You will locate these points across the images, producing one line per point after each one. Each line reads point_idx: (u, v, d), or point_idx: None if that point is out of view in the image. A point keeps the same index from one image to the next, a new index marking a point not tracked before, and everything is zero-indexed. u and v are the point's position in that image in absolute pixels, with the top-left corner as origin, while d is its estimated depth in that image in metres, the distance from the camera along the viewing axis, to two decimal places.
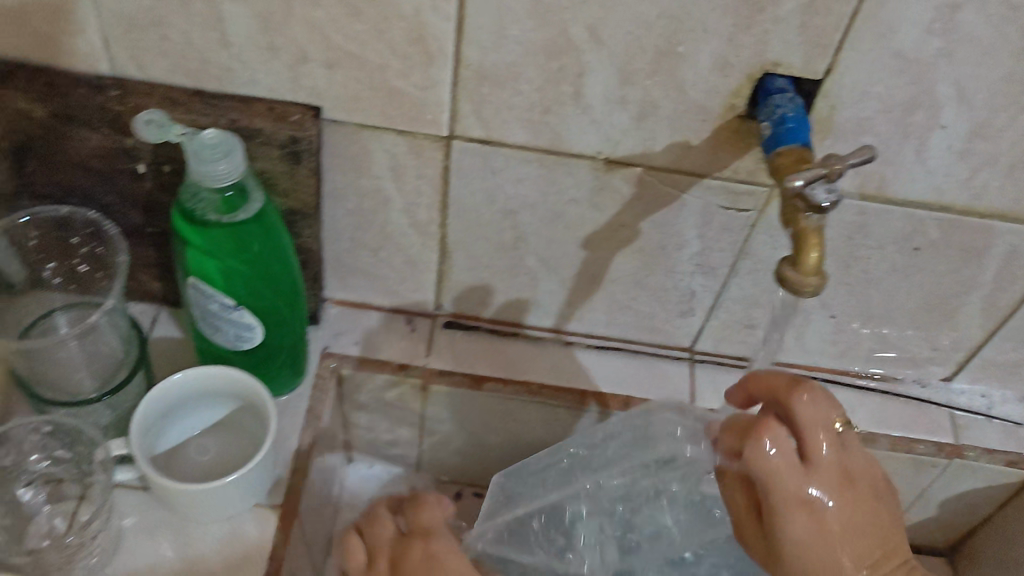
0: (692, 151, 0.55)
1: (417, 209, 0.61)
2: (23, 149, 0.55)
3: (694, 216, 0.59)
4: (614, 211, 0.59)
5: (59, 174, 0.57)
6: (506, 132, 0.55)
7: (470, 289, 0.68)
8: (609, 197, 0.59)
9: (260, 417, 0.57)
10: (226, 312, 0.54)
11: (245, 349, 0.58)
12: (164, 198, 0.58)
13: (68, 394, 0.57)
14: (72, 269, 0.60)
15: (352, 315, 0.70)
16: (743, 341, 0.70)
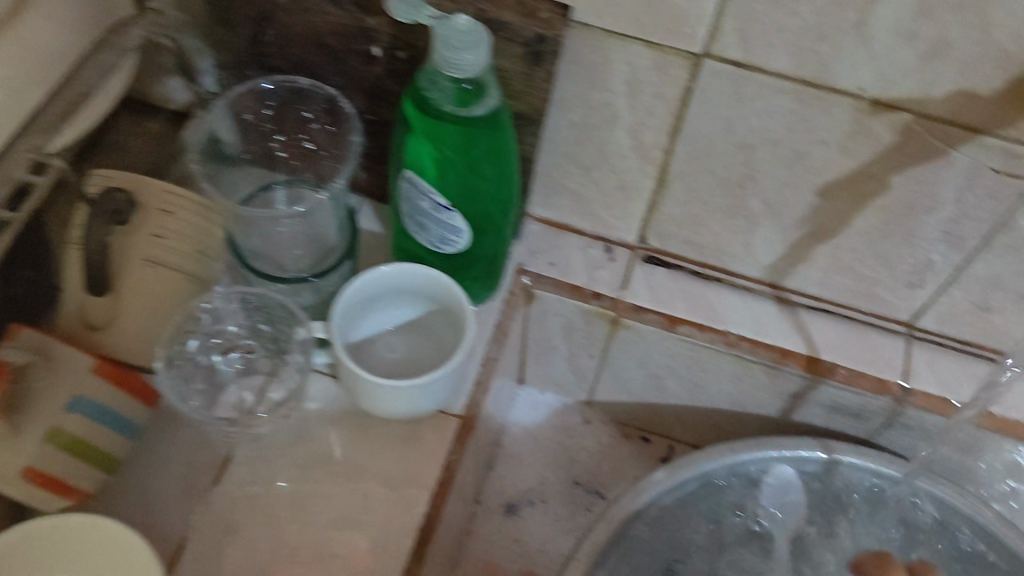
0: (971, 101, 0.64)
1: (645, 132, 0.74)
2: (263, 21, 0.70)
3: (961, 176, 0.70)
4: (864, 156, 0.70)
5: (292, 48, 0.72)
6: (768, 57, 0.64)
7: (678, 219, 0.83)
8: (862, 140, 0.69)
9: (453, 325, 0.71)
10: (436, 210, 0.65)
11: (448, 250, 0.69)
12: (387, 83, 0.72)
13: (275, 265, 0.76)
14: (298, 143, 0.79)
15: (553, 234, 0.90)
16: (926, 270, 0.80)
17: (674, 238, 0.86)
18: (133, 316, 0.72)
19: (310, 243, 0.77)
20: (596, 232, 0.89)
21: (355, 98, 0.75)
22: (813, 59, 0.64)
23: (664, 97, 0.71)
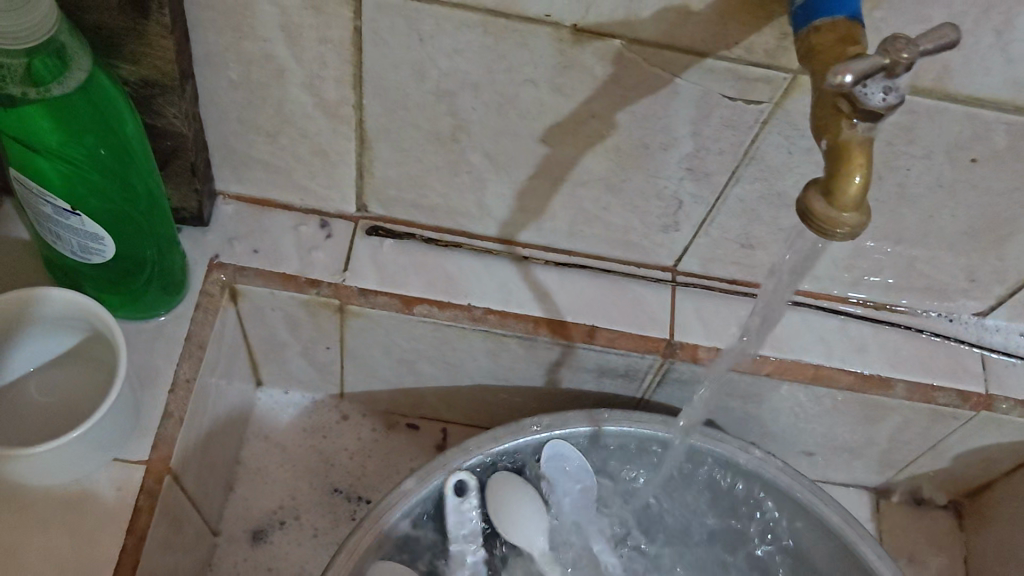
0: (689, 20, 0.46)
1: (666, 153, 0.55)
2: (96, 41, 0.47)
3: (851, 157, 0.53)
4: (809, 139, 0.52)
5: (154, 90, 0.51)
6: (634, 19, 0.46)
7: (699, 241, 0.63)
8: (782, 120, 0.51)
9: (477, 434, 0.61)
10: None
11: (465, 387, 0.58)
12: (316, 128, 0.56)
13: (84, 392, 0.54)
14: (193, 199, 0.60)
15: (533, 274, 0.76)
16: (930, 276, 0.63)
17: (700, 253, 0.64)
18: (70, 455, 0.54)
19: (306, 324, 0.64)
20: (623, 267, 0.66)
21: (283, 157, 0.59)
22: (898, 167, 0.53)
23: (708, 215, 0.60)
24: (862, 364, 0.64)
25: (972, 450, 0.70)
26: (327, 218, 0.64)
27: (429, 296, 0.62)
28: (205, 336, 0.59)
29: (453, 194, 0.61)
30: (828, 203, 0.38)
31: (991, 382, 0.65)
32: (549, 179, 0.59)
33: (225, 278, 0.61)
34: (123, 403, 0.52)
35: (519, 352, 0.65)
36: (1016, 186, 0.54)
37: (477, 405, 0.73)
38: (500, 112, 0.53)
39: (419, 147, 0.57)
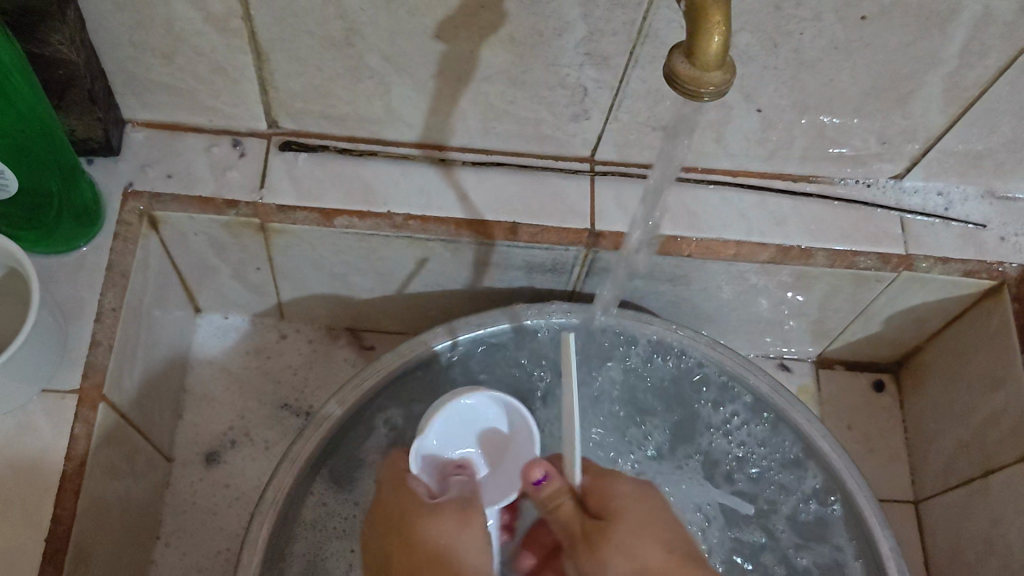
0: None
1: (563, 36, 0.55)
2: None
3: (742, 26, 0.53)
4: None
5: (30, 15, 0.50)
6: None
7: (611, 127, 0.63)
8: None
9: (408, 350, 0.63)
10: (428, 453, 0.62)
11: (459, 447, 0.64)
12: (211, 45, 0.56)
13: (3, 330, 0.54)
14: (97, 128, 0.59)
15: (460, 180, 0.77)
16: (841, 143, 0.64)
17: (615, 140, 0.64)
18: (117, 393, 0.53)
19: (232, 245, 0.65)
20: (540, 161, 0.66)
21: (185, 79, 0.59)
22: (792, 32, 0.53)
23: (615, 99, 0.60)
24: (782, 236, 0.65)
25: (901, 312, 0.71)
26: (240, 138, 0.64)
27: (348, 206, 0.62)
28: (127, 265, 0.60)
29: (360, 101, 0.61)
30: (693, 64, 0.38)
31: (909, 243, 0.66)
32: (451, 77, 0.58)
33: (142, 206, 0.61)
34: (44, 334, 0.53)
35: (445, 254, 0.65)
36: (911, 41, 0.54)
37: (416, 312, 0.74)
38: (390, 11, 0.53)
39: (316, 55, 0.57)
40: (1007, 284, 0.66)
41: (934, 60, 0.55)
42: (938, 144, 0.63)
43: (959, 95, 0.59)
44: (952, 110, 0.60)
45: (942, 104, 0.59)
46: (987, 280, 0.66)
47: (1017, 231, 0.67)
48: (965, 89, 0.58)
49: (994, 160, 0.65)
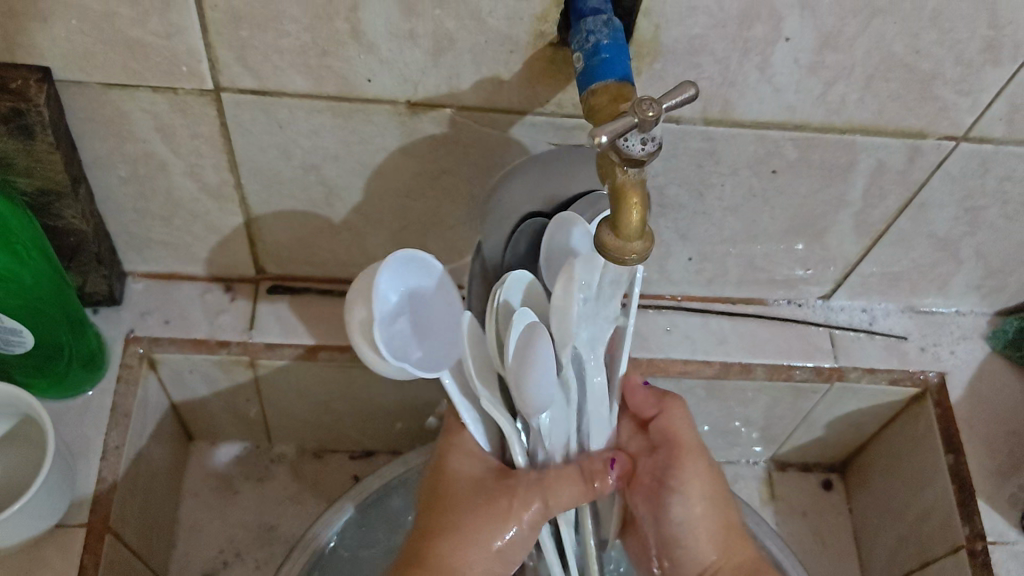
0: (503, 88, 0.54)
1: None
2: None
3: (670, 178, 0.61)
4: None
5: (47, 197, 0.57)
6: (455, 92, 0.54)
7: None
8: None
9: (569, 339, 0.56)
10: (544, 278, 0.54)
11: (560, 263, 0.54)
12: (207, 209, 0.63)
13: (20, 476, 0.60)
14: (103, 283, 0.66)
15: None
16: (770, 271, 0.72)
17: None
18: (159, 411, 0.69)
19: (223, 381, 0.71)
20: None
21: (183, 238, 0.66)
22: (715, 183, 0.61)
23: None
24: (724, 354, 0.72)
25: (840, 418, 0.78)
26: (230, 284, 0.71)
27: (328, 342, 0.69)
28: (129, 405, 0.65)
29: (339, 249, 0.68)
30: (616, 235, 0.46)
31: (839, 356, 0.73)
32: (420, 228, 0.66)
33: (142, 349, 0.67)
34: (56, 477, 0.58)
35: (419, 382, 0.72)
36: (819, 188, 0.62)
37: (394, 434, 0.79)
38: (364, 177, 0.61)
39: (300, 214, 0.64)
40: (929, 391, 0.73)
41: (840, 203, 0.64)
42: (855, 270, 0.71)
43: (868, 228, 0.66)
44: (864, 240, 0.68)
45: (855, 236, 0.67)
46: (911, 388, 0.73)
47: (935, 342, 0.75)
48: (873, 224, 0.66)
49: (908, 280, 0.73)
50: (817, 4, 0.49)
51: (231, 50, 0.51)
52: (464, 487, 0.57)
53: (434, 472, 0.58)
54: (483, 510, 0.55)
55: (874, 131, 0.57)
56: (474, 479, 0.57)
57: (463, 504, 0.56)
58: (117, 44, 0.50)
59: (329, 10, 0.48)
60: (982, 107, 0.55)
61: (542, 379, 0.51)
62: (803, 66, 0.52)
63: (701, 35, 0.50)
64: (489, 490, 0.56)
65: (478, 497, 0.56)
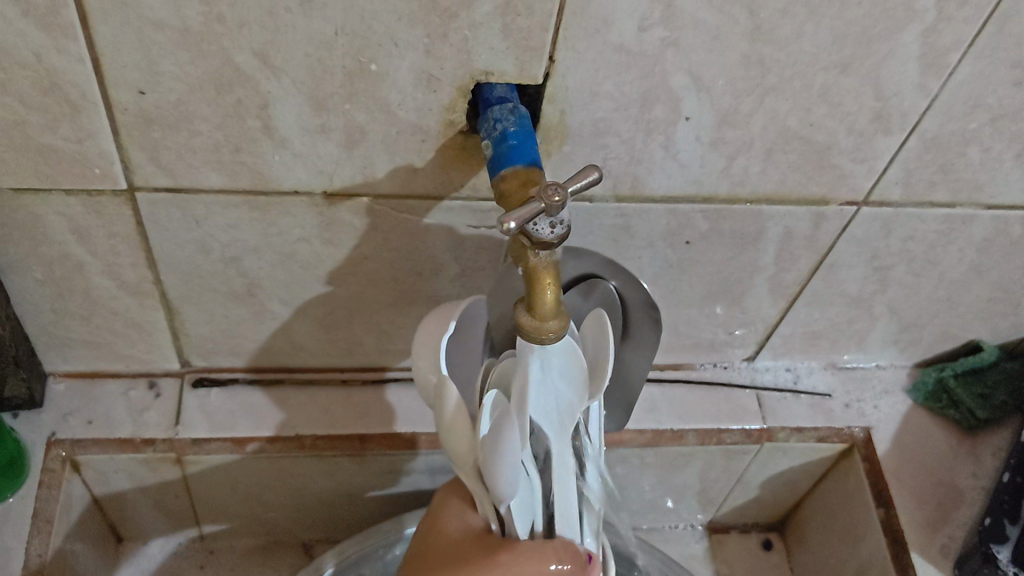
0: (417, 174, 0.55)
1: (440, 276, 0.63)
2: None
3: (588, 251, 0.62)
4: None
5: None
6: (371, 182, 0.55)
7: None
8: None
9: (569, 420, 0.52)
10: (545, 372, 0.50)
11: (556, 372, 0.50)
12: (127, 308, 0.63)
13: None
14: (23, 386, 0.65)
15: None
16: (694, 337, 0.73)
17: None
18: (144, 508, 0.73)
19: (151, 479, 0.69)
20: None
21: (104, 337, 0.65)
22: (632, 256, 0.63)
23: None
24: (653, 420, 0.73)
25: (773, 477, 0.79)
26: (155, 379, 0.70)
27: (256, 434, 0.68)
28: (51, 511, 0.64)
29: (266, 339, 0.67)
30: (532, 316, 0.46)
31: (767, 417, 0.74)
32: (345, 313, 0.66)
33: (64, 452, 0.66)
34: None
35: (353, 467, 0.71)
36: (733, 255, 0.64)
37: (330, 520, 0.78)
38: (285, 267, 0.61)
39: (223, 306, 0.64)
40: (856, 446, 0.75)
41: (754, 269, 0.66)
42: (776, 331, 0.73)
43: (784, 291, 0.68)
44: (782, 302, 0.70)
45: (772, 298, 0.69)
46: (839, 444, 0.75)
47: (858, 398, 0.77)
48: (788, 287, 0.68)
49: (828, 338, 0.75)
50: (712, 86, 0.51)
51: (143, 150, 0.51)
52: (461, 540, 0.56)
53: (432, 526, 0.59)
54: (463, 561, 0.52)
55: (779, 200, 0.59)
56: (466, 533, 0.56)
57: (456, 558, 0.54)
58: (27, 150, 0.50)
59: (239, 109, 0.49)
60: (878, 173, 0.58)
61: (514, 471, 0.49)
62: (705, 143, 0.54)
63: (605, 118, 0.52)
64: (463, 548, 0.54)
65: (460, 551, 0.54)
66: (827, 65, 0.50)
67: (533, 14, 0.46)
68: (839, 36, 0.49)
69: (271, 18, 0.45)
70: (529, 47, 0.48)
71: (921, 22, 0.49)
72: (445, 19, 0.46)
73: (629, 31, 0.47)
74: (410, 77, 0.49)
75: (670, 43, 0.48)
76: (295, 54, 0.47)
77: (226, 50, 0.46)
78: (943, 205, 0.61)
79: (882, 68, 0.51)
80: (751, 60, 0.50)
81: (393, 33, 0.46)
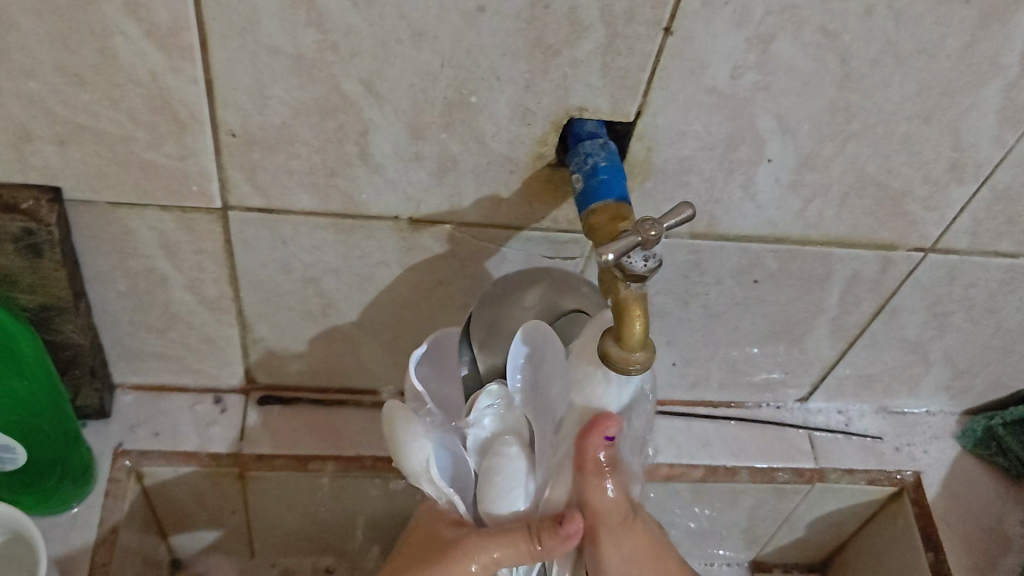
0: (502, 204, 0.56)
1: None
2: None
3: (657, 285, 0.63)
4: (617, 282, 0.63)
5: (48, 310, 0.58)
6: (456, 210, 0.56)
7: None
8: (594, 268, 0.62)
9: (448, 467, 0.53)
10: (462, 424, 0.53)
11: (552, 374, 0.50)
12: (204, 323, 0.64)
13: None
14: (97, 394, 0.66)
15: None
16: (748, 376, 0.74)
17: None
18: (199, 524, 0.74)
19: (209, 492, 0.70)
20: None
21: (176, 351, 0.66)
22: (699, 291, 0.65)
23: None
24: (708, 457, 0.73)
25: (821, 518, 0.79)
26: (220, 394, 0.71)
27: (319, 453, 0.69)
28: (116, 520, 0.65)
29: (331, 360, 0.69)
30: (620, 347, 0.47)
31: (819, 457, 0.75)
32: (412, 337, 0.67)
33: (130, 463, 0.67)
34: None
35: (408, 490, 0.72)
36: (799, 296, 0.65)
37: (379, 543, 0.78)
38: (361, 289, 0.62)
39: (296, 326, 0.65)
40: (906, 489, 0.75)
41: (817, 310, 0.67)
42: (831, 373, 0.74)
43: (843, 332, 0.69)
44: (840, 344, 0.71)
45: (831, 339, 0.70)
46: (889, 486, 0.75)
47: (909, 442, 0.78)
48: (847, 329, 0.69)
49: (881, 382, 0.76)
50: (797, 129, 0.52)
51: (242, 171, 0.53)
52: (406, 565, 0.57)
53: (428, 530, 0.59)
54: (468, 541, 0.53)
55: (849, 243, 0.60)
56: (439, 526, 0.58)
57: (420, 570, 0.55)
58: (131, 166, 0.52)
59: (340, 134, 0.51)
60: (948, 221, 0.59)
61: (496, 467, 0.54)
62: (783, 185, 0.56)
63: (689, 157, 0.54)
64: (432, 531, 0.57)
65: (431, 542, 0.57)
66: (910, 114, 0.52)
67: (633, 54, 0.48)
68: (924, 87, 0.50)
69: (382, 49, 0.46)
70: (625, 86, 0.49)
71: (1005, 76, 0.50)
72: (548, 57, 0.47)
73: (723, 75, 0.49)
74: (507, 111, 0.50)
75: (760, 87, 0.50)
76: (400, 84, 0.48)
77: (335, 78, 0.48)
78: (1008, 255, 0.62)
79: (962, 119, 0.52)
80: (837, 106, 0.51)
81: (497, 68, 0.48)
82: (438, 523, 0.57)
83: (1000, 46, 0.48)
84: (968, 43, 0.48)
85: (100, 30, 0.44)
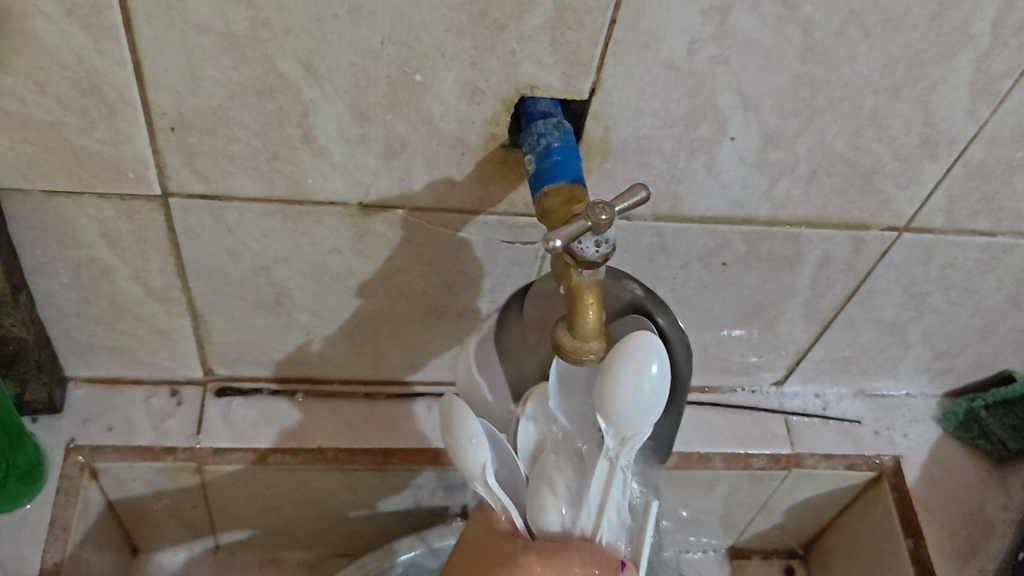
0: (456, 188, 0.54)
1: (472, 291, 0.63)
2: None
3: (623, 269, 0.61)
4: None
5: None
6: (408, 194, 0.54)
7: None
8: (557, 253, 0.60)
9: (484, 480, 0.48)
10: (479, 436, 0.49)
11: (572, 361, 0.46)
12: (154, 314, 0.62)
13: None
14: (46, 388, 0.64)
15: None
16: (721, 360, 0.72)
17: None
18: (161, 519, 0.72)
19: (168, 487, 0.68)
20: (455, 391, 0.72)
21: (128, 343, 0.64)
22: (667, 274, 0.62)
23: None
24: (681, 444, 0.71)
25: (799, 504, 0.77)
26: (177, 386, 0.69)
27: (281, 446, 0.67)
28: (69, 518, 0.63)
29: (290, 350, 0.67)
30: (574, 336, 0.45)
31: (796, 443, 0.73)
32: (372, 326, 0.65)
33: (83, 458, 0.65)
34: None
35: (373, 481, 0.70)
36: (770, 278, 0.63)
37: (348, 535, 0.77)
38: (315, 277, 0.60)
39: (251, 315, 0.63)
40: (885, 474, 0.73)
41: (790, 292, 0.65)
42: (807, 357, 0.72)
43: (817, 314, 0.67)
44: (815, 326, 0.69)
45: (805, 322, 0.68)
46: (867, 472, 0.73)
47: (888, 426, 0.76)
48: (822, 311, 0.67)
49: (858, 365, 0.74)
50: (760, 106, 0.50)
51: (180, 156, 0.50)
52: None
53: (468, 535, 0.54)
54: (522, 561, 0.49)
55: (820, 223, 0.58)
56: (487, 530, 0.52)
57: None
58: (62, 152, 0.49)
59: (280, 116, 0.48)
60: (921, 200, 0.57)
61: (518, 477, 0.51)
62: (748, 164, 0.53)
63: (649, 135, 0.51)
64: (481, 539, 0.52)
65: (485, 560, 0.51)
66: (878, 88, 0.49)
67: (584, 28, 0.45)
68: (892, 59, 0.48)
69: (317, 26, 0.44)
70: (577, 62, 0.47)
71: (976, 47, 0.48)
72: (495, 31, 0.45)
73: (680, 49, 0.47)
74: (455, 90, 0.48)
75: (720, 62, 0.47)
76: (340, 63, 0.46)
77: (270, 57, 0.45)
78: (985, 233, 0.60)
79: (933, 93, 0.50)
80: (801, 80, 0.49)
81: (441, 45, 0.45)
82: (488, 528, 0.52)
83: (970, 15, 0.46)
84: (936, 13, 0.46)
85: (14, 9, 0.42)
